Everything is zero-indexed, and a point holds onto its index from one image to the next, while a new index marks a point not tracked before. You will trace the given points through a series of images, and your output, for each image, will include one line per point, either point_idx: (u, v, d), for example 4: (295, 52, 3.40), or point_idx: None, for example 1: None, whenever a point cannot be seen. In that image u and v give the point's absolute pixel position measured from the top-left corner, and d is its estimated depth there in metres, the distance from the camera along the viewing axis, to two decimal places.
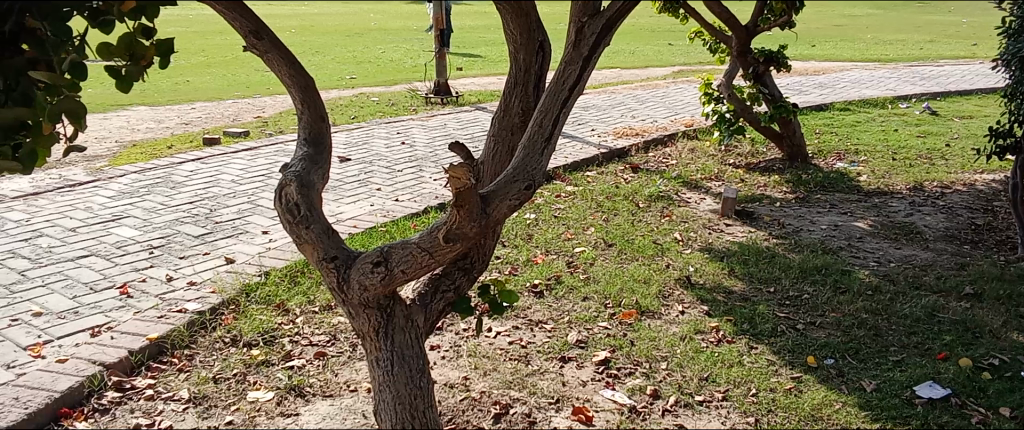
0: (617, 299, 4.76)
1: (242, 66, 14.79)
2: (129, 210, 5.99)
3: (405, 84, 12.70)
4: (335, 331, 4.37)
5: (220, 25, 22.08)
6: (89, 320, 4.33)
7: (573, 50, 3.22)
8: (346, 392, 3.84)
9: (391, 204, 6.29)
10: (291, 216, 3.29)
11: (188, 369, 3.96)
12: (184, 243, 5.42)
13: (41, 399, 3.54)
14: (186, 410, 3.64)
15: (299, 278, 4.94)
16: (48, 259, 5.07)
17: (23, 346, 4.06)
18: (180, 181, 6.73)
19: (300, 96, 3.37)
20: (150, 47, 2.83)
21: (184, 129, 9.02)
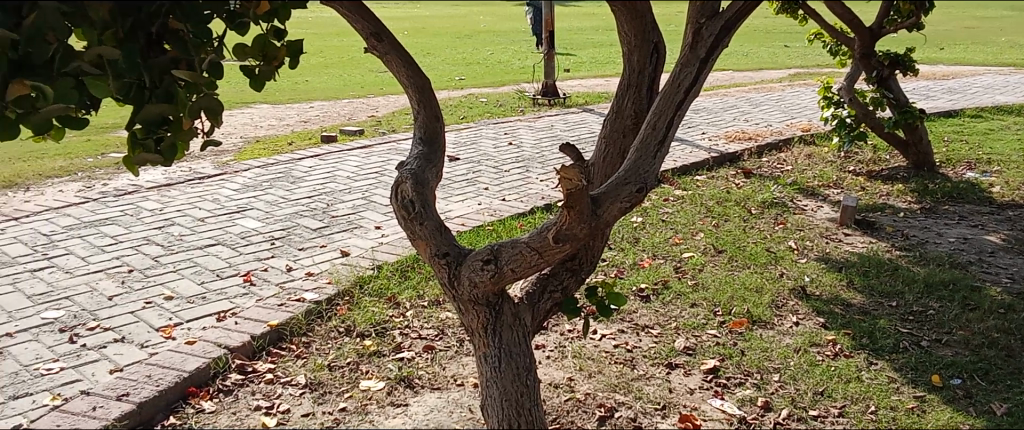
0: (727, 307, 4.65)
1: (357, 67, 15.29)
2: (252, 203, 6.30)
3: (512, 86, 12.81)
4: (443, 326, 4.46)
5: (337, 27, 22.90)
6: (216, 305, 4.59)
7: (689, 52, 3.16)
8: (453, 386, 3.91)
9: (498, 203, 6.36)
10: (406, 212, 3.37)
11: (305, 356, 4.13)
12: (303, 236, 5.65)
13: (171, 377, 3.76)
14: (302, 395, 3.80)
15: (409, 273, 5.07)
16: (178, 246, 5.40)
17: (155, 327, 4.33)
18: (299, 176, 7.02)
19: (416, 96, 3.46)
20: (281, 48, 2.95)
21: (302, 127, 9.41)
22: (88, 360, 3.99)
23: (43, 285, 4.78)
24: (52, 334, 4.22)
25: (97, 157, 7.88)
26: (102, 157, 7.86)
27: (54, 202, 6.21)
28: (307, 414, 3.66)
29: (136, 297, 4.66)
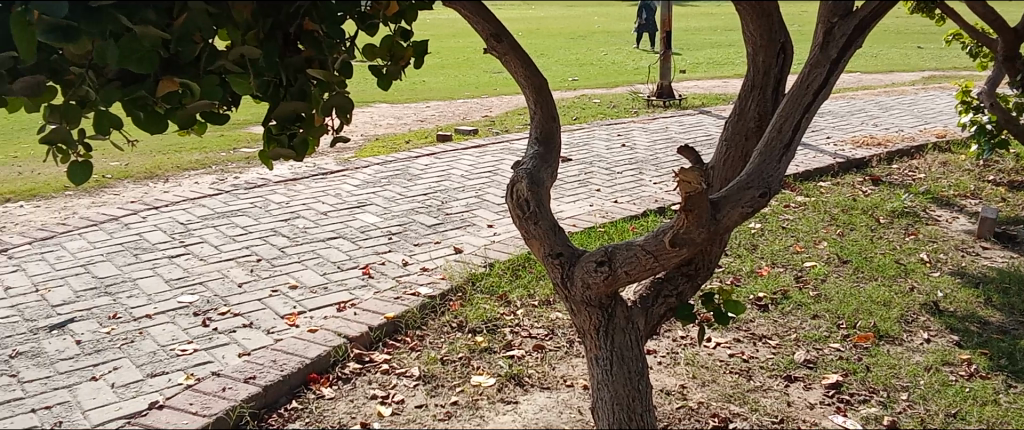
0: (851, 320, 4.45)
1: (473, 68, 15.55)
2: (371, 198, 6.52)
3: (627, 87, 12.70)
4: (553, 326, 4.48)
5: (453, 28, 23.37)
6: (337, 296, 4.77)
7: (820, 52, 3.01)
8: (562, 386, 3.92)
9: (611, 205, 6.32)
10: (521, 210, 3.40)
11: (419, 349, 4.23)
12: (419, 232, 5.79)
13: (294, 363, 3.94)
14: (416, 387, 3.90)
15: (521, 272, 5.11)
16: (303, 238, 5.65)
17: (281, 314, 4.55)
18: (416, 174, 7.21)
19: (533, 96, 3.46)
20: (408, 49, 3.02)
21: (419, 126, 9.65)
22: (219, 343, 4.22)
23: (180, 270, 5.10)
24: (187, 317, 4.50)
25: (229, 152, 8.34)
26: (234, 152, 8.31)
27: (191, 193, 6.62)
28: (420, 406, 3.75)
29: (263, 285, 4.91)
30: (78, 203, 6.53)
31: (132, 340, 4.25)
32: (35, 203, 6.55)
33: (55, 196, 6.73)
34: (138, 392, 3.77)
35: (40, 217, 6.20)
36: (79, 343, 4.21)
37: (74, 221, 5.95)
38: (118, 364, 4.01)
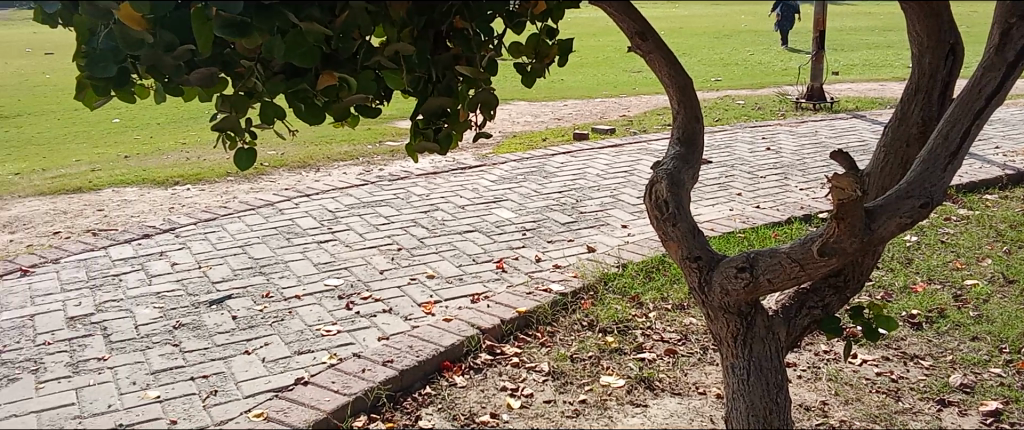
0: (1016, 345, 4.10)
1: (612, 67, 15.47)
2: (507, 194, 6.62)
3: (773, 88, 12.25)
4: (687, 331, 4.39)
5: (593, 28, 23.35)
6: (471, 287, 4.89)
7: (995, 55, 2.82)
8: (694, 393, 3.84)
9: (752, 210, 6.11)
10: (660, 212, 3.34)
11: (549, 345, 4.26)
12: (552, 229, 5.83)
13: (429, 350, 4.06)
14: (545, 382, 3.93)
15: (655, 274, 5.04)
16: (441, 230, 5.82)
17: (418, 302, 4.70)
18: (552, 171, 7.26)
19: (676, 96, 3.39)
20: (553, 47, 3.03)
21: (557, 124, 9.70)
22: (360, 326, 4.42)
23: (326, 255, 5.38)
24: (332, 300, 4.74)
25: (375, 144, 8.71)
26: (379, 145, 8.66)
27: (339, 182, 6.96)
28: (549, 401, 3.77)
29: (402, 273, 5.10)
30: (238, 188, 7.02)
31: (282, 318, 4.52)
32: (200, 187, 7.09)
33: (218, 181, 7.27)
34: (286, 367, 4.00)
35: (205, 199, 6.70)
36: (235, 318, 4.53)
37: (234, 205, 6.39)
38: (268, 340, 4.27)
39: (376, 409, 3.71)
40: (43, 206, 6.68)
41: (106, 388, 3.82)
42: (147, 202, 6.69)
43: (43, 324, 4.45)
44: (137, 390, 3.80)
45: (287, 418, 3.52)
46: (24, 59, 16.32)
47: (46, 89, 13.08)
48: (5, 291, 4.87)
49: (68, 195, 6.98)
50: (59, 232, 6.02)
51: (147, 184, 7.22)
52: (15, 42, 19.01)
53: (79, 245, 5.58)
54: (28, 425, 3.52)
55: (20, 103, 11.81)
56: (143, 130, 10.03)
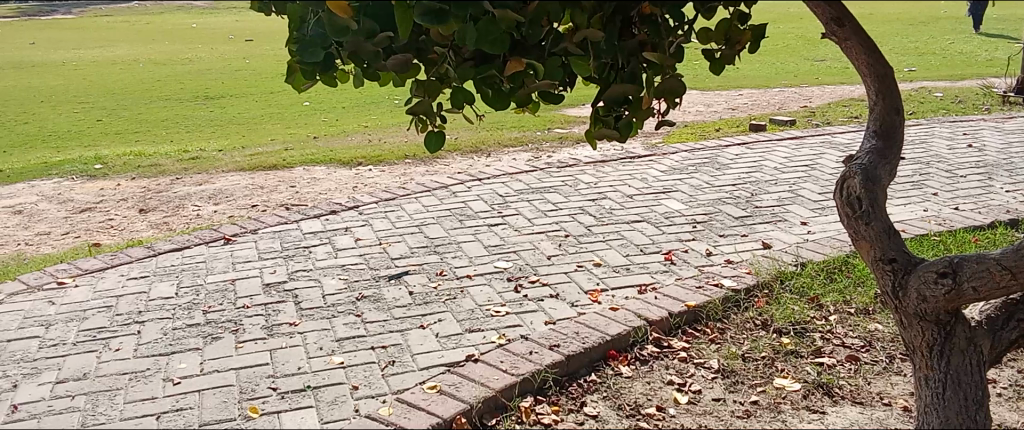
0: None
1: (792, 55, 14.76)
2: (678, 185, 6.49)
3: (976, 80, 11.23)
4: (871, 338, 4.14)
5: (771, 14, 22.38)
6: (638, 278, 4.84)
7: None
8: (878, 404, 3.61)
9: (949, 212, 5.64)
10: (852, 209, 3.19)
11: (719, 342, 4.15)
12: (725, 223, 5.66)
13: (596, 338, 4.07)
14: (714, 380, 3.83)
15: (837, 275, 4.79)
16: (609, 219, 5.80)
17: (584, 289, 4.72)
18: (726, 163, 7.04)
19: (875, 87, 3.17)
20: (746, 32, 2.92)
21: (731, 114, 9.40)
22: (528, 309, 4.49)
23: (497, 238, 5.52)
24: (501, 281, 4.86)
25: (544, 131, 8.82)
26: (548, 132, 8.77)
27: (510, 168, 7.10)
28: (718, 399, 3.67)
29: (570, 259, 5.14)
30: (414, 170, 7.33)
31: (454, 296, 4.69)
32: (381, 168, 7.47)
33: (397, 163, 7.62)
34: (457, 344, 4.14)
35: (385, 180, 7.06)
36: (411, 294, 4.74)
37: (412, 186, 6.67)
38: (441, 317, 4.45)
39: (541, 392, 3.77)
40: (243, 181, 7.29)
41: (296, 352, 4.11)
42: (333, 180, 7.14)
43: (242, 288, 4.88)
44: (323, 355, 4.07)
45: (459, 392, 3.64)
46: (228, 45, 17.85)
47: (246, 73, 14.24)
48: (211, 257, 5.37)
49: (265, 171, 7.58)
50: (256, 205, 6.55)
51: (334, 163, 7.70)
52: (223, 29, 20.84)
53: (275, 218, 6.05)
54: (229, 380, 3.86)
55: (225, 85, 12.93)
56: (329, 112, 10.69)
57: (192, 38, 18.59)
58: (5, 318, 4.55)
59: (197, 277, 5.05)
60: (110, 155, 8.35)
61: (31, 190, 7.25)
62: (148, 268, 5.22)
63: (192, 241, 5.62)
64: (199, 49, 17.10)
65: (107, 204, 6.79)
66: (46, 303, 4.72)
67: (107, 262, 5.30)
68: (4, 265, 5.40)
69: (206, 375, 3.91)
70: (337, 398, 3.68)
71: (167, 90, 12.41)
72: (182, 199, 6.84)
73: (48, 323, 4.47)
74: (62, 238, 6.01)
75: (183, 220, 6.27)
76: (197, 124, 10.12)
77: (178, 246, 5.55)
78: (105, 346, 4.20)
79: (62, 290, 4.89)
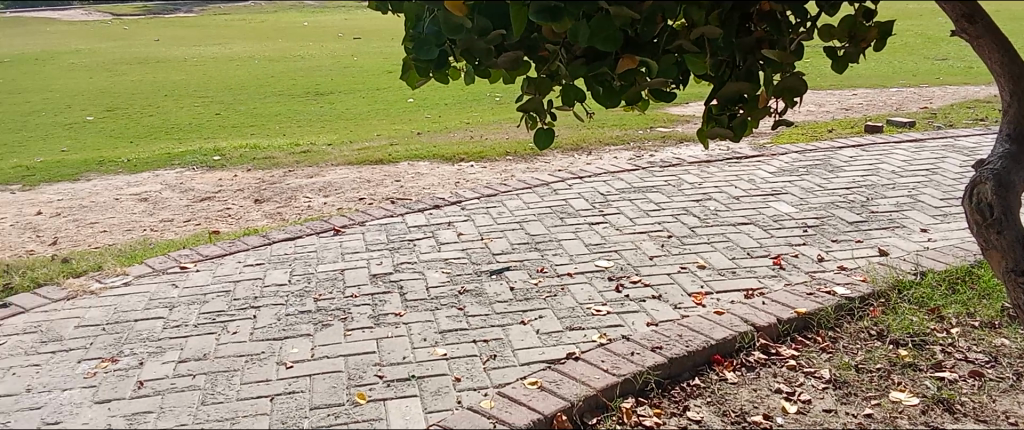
0: None
1: (912, 54, 14.07)
2: (787, 187, 6.29)
3: None
4: (998, 354, 3.90)
5: (888, 11, 21.40)
6: (745, 282, 4.72)
7: None
8: (1004, 423, 3.41)
9: None
10: (982, 216, 3.09)
11: (830, 351, 4.00)
12: (838, 227, 5.45)
13: (700, 342, 3.99)
14: (825, 390, 3.70)
15: (960, 286, 4.53)
16: (714, 220, 5.68)
17: (688, 291, 4.63)
18: (839, 166, 6.77)
19: (1009, 85, 2.99)
20: (872, 29, 2.79)
21: (844, 115, 9.04)
22: (630, 309, 4.44)
23: (598, 237, 5.49)
24: (602, 280, 4.83)
25: (647, 130, 8.71)
26: (651, 130, 8.66)
27: (612, 166, 7.05)
28: (829, 410, 3.54)
29: (673, 261, 5.05)
30: (516, 167, 7.38)
31: (554, 294, 4.69)
32: (483, 164, 7.56)
33: (499, 159, 7.70)
34: (558, 341, 4.14)
35: (487, 176, 7.14)
36: (512, 289, 4.78)
37: (513, 183, 6.72)
38: (543, 313, 4.46)
39: (643, 393, 3.73)
40: (351, 174, 7.52)
41: (401, 342, 4.21)
42: (436, 176, 7.27)
43: (351, 278, 5.04)
44: (426, 346, 4.16)
45: (559, 390, 3.64)
46: (337, 43, 18.46)
47: (354, 70, 14.69)
48: (321, 247, 5.57)
49: (371, 166, 7.80)
50: (363, 198, 6.75)
51: (437, 159, 7.84)
52: (333, 27, 21.59)
53: (381, 210, 6.22)
54: (337, 366, 4.00)
55: (334, 81, 13.37)
56: (433, 109, 10.89)
57: (304, 37, 19.34)
58: (133, 299, 4.85)
59: (308, 266, 5.25)
60: (227, 147, 8.77)
61: (156, 179, 7.70)
62: (263, 255, 5.46)
63: (304, 232, 5.84)
64: (310, 47, 17.75)
65: (225, 194, 7.14)
66: (170, 286, 5.01)
67: (225, 248, 5.57)
68: (133, 249, 5.75)
69: (316, 360, 4.06)
70: (440, 389, 3.75)
71: (280, 86, 12.94)
72: (294, 190, 7.12)
73: (172, 305, 4.74)
74: (184, 224, 6.36)
75: (295, 211, 6.53)
76: (307, 119, 10.51)
77: (291, 235, 5.78)
78: (223, 329, 4.41)
79: (185, 274, 5.18)
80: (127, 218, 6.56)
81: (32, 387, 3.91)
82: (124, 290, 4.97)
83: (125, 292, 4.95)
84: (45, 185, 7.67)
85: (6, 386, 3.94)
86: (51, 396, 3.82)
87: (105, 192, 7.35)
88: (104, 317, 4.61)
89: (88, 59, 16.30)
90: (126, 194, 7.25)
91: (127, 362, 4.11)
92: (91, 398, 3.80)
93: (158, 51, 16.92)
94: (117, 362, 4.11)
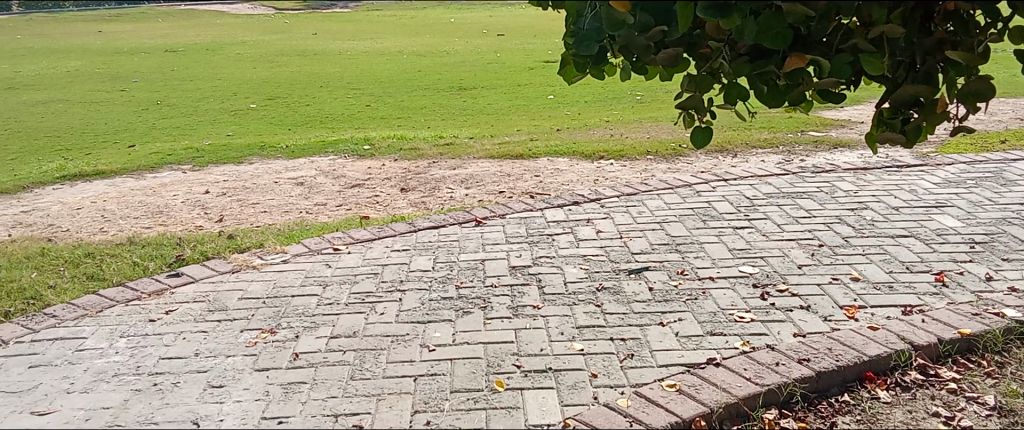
0: None
1: None
2: (953, 200, 5.88)
3: None
4: None
5: None
6: (902, 298, 4.45)
7: None
8: None
9: None
10: None
11: (997, 377, 3.73)
12: (1010, 245, 5.05)
13: (851, 357, 3.80)
14: (989, 417, 3.45)
15: None
16: (869, 231, 5.39)
17: (839, 304, 4.42)
18: (1013, 179, 6.27)
19: None
20: None
21: (1020, 125, 8.36)
22: (775, 318, 4.29)
23: (742, 242, 5.33)
24: (746, 287, 4.69)
25: (797, 134, 8.39)
26: (801, 134, 8.33)
27: (759, 169, 6.83)
28: None
29: (823, 271, 4.84)
30: (657, 167, 7.30)
31: (696, 297, 4.60)
32: (623, 163, 7.52)
33: (640, 158, 7.63)
34: (698, 345, 4.05)
35: (628, 175, 7.10)
36: (652, 290, 4.73)
37: (654, 183, 6.64)
38: (683, 316, 4.38)
39: (787, 405, 3.60)
40: (493, 168, 7.68)
41: (540, 334, 4.27)
42: (576, 172, 7.30)
43: (491, 268, 5.15)
44: (564, 340, 4.19)
45: (699, 395, 3.57)
46: (481, 39, 18.87)
47: (496, 66, 14.94)
48: (464, 237, 5.71)
49: (512, 160, 7.93)
50: (504, 191, 6.87)
51: (577, 156, 7.86)
52: (478, 24, 22.09)
53: (521, 204, 6.31)
54: (477, 353, 4.09)
55: (477, 77, 13.67)
56: (573, 106, 10.94)
57: (449, 33, 19.91)
58: (290, 275, 5.16)
59: (451, 255, 5.40)
60: (376, 137, 9.17)
61: (311, 165, 8.15)
62: (409, 242, 5.67)
63: (447, 221, 6.02)
64: (455, 42, 18.24)
65: (374, 181, 7.47)
66: (323, 266, 5.29)
67: (374, 233, 5.83)
68: (290, 229, 6.12)
69: (457, 346, 4.18)
70: (577, 384, 3.76)
71: (426, 80, 13.36)
72: (438, 181, 7.35)
73: (325, 284, 5.01)
74: (336, 209, 6.69)
75: (439, 201, 6.73)
76: (451, 112, 10.80)
77: (435, 224, 5.97)
78: (371, 310, 4.62)
79: (337, 255, 5.46)
80: (284, 200, 6.98)
81: (200, 351, 4.24)
82: (282, 267, 5.30)
83: (283, 268, 5.28)
84: (213, 166, 8.28)
85: (178, 348, 4.29)
86: (217, 361, 4.12)
87: (265, 175, 7.86)
88: (265, 291, 4.93)
89: (253, 50, 17.47)
90: (283, 178, 7.72)
91: (284, 334, 4.38)
92: (252, 365, 4.07)
93: (315, 45, 17.90)
94: (275, 334, 4.39)
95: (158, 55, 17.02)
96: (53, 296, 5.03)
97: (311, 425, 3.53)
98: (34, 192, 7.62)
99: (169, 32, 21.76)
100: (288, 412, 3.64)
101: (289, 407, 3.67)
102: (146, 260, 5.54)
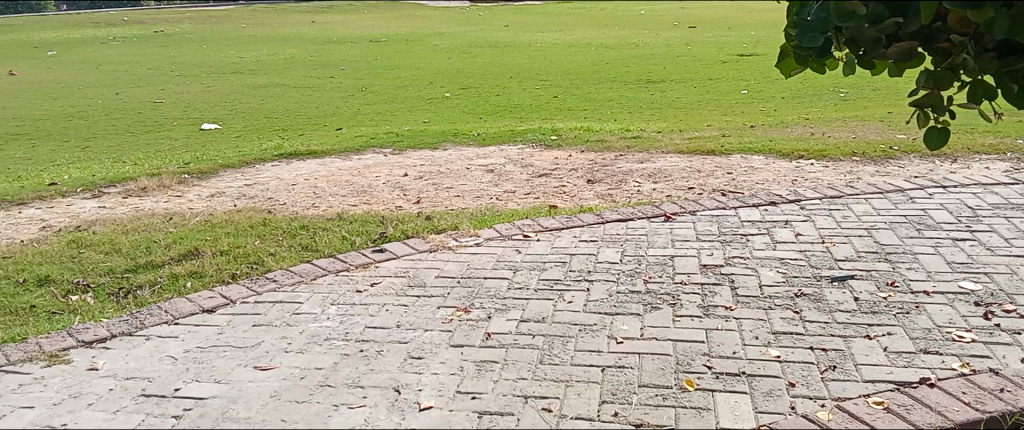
0: None
1: None
2: None
3: None
4: None
5: None
6: None
7: None
8: None
9: None
10: None
11: None
12: None
13: None
14: None
15: None
16: None
17: None
18: None
19: None
20: None
21: None
22: (1001, 341, 3.92)
23: (963, 255, 4.91)
24: (967, 304, 4.31)
25: None
26: None
27: (984, 177, 6.25)
28: None
29: None
30: (862, 169, 6.87)
31: (907, 311, 4.29)
32: (824, 164, 7.14)
33: (843, 159, 7.22)
34: (910, 363, 3.78)
35: (829, 176, 6.74)
36: (857, 300, 4.46)
37: (861, 186, 6.26)
38: (892, 330, 4.10)
39: None
40: (682, 163, 7.55)
41: (732, 336, 4.16)
42: (771, 171, 7.02)
43: (682, 265, 5.08)
44: (758, 345, 4.05)
45: (910, 415, 3.35)
46: (672, 31, 18.54)
47: (686, 59, 14.64)
48: (653, 231, 5.68)
49: (702, 156, 7.76)
50: (694, 187, 6.75)
51: (773, 154, 7.56)
52: (669, 16, 21.70)
53: (713, 202, 6.17)
54: (667, 349, 4.06)
55: (667, 70, 13.46)
56: (768, 102, 10.51)
57: (639, 25, 19.72)
58: (483, 258, 5.36)
59: (640, 248, 5.39)
60: (565, 128, 9.28)
61: (502, 153, 8.40)
62: (597, 233, 5.71)
63: (636, 215, 6.00)
64: (644, 35, 18.08)
65: (561, 172, 7.57)
66: (514, 251, 5.46)
67: (563, 222, 5.93)
68: (483, 214, 6.35)
69: (648, 340, 4.17)
70: (773, 391, 3.63)
71: (614, 72, 13.35)
72: (626, 174, 7.34)
73: (515, 269, 5.17)
74: (525, 197, 6.86)
75: (626, 194, 6.72)
76: (639, 105, 10.73)
77: (624, 217, 5.98)
78: (560, 297, 4.71)
79: (527, 242, 5.60)
80: (476, 186, 7.26)
81: (401, 324, 4.51)
82: (476, 250, 5.52)
83: (477, 251, 5.50)
84: (411, 151, 8.75)
85: (382, 319, 4.60)
86: (416, 335, 4.38)
87: (459, 161, 8.19)
88: (460, 272, 5.17)
89: (449, 40, 18.21)
90: (476, 164, 8.02)
91: (478, 314, 4.57)
92: (448, 341, 4.28)
93: (507, 36, 18.37)
94: (470, 313, 4.59)
95: (363, 45, 18.16)
96: (273, 262, 5.53)
97: (502, 403, 3.66)
98: (255, 167, 8.40)
99: (373, 23, 23.16)
100: (480, 388, 3.79)
101: (482, 384, 3.83)
102: (353, 235, 5.96)
